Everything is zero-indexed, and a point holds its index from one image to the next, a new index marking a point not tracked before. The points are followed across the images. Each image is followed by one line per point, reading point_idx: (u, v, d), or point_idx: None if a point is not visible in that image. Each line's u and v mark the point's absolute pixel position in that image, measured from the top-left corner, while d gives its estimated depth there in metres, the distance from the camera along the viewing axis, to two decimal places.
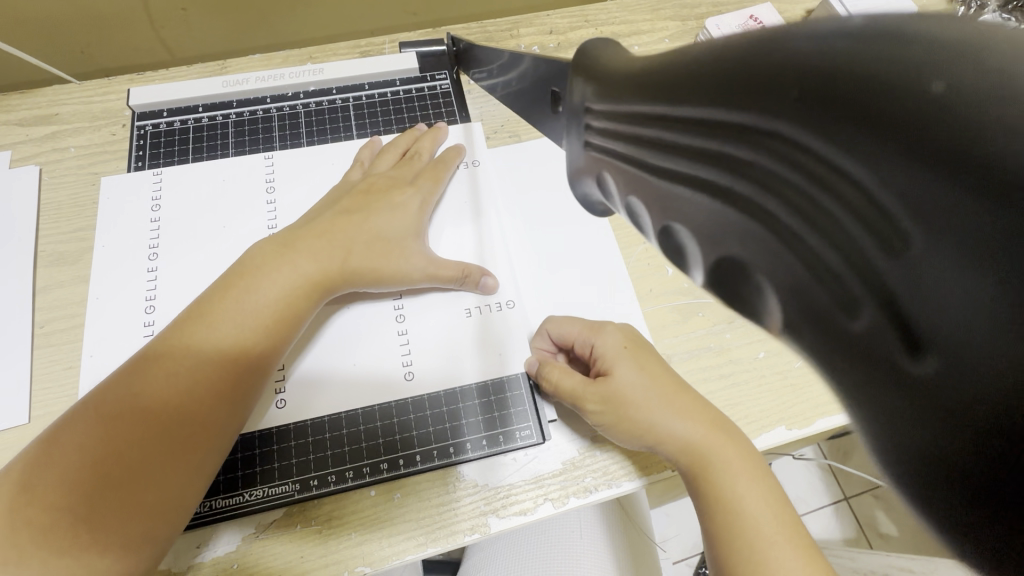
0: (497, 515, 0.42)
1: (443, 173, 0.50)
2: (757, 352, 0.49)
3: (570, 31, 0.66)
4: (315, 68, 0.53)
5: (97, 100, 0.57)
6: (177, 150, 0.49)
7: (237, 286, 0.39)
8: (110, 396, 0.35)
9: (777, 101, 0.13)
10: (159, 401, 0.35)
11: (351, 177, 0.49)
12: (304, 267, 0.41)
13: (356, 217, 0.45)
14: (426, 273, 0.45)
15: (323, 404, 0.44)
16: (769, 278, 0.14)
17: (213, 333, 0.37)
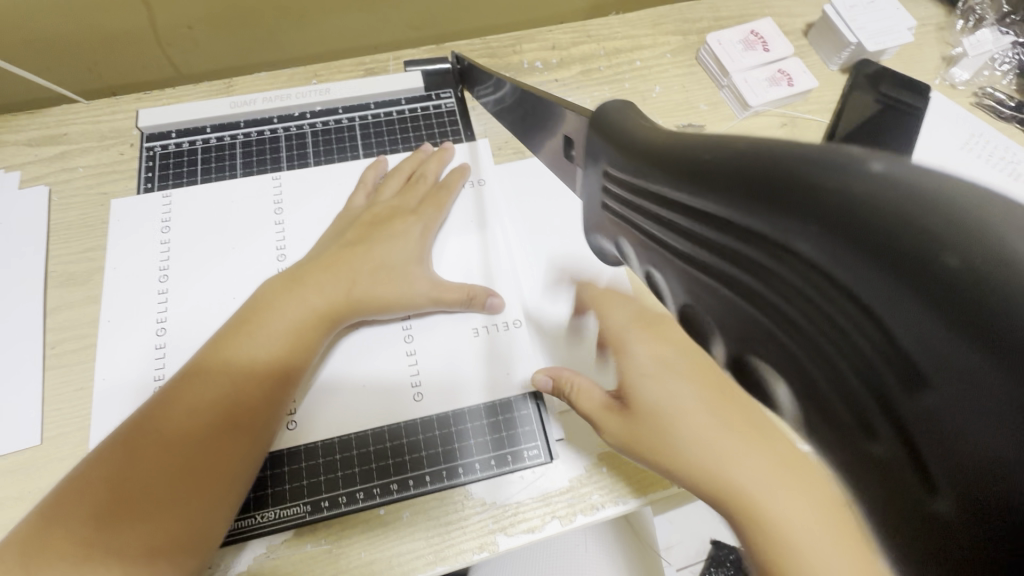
0: (505, 533, 0.42)
1: (445, 198, 0.51)
2: None
3: (573, 46, 0.66)
4: (322, 88, 0.53)
5: (105, 120, 0.58)
6: (186, 171, 0.50)
7: (252, 322, 0.41)
8: (136, 432, 0.37)
9: (794, 222, 0.13)
10: (183, 429, 0.37)
11: (355, 204, 0.49)
12: (313, 300, 0.43)
13: (360, 249, 0.46)
14: (433, 295, 0.46)
15: (334, 425, 0.44)
16: (795, 385, 0.14)
17: (234, 363, 0.40)
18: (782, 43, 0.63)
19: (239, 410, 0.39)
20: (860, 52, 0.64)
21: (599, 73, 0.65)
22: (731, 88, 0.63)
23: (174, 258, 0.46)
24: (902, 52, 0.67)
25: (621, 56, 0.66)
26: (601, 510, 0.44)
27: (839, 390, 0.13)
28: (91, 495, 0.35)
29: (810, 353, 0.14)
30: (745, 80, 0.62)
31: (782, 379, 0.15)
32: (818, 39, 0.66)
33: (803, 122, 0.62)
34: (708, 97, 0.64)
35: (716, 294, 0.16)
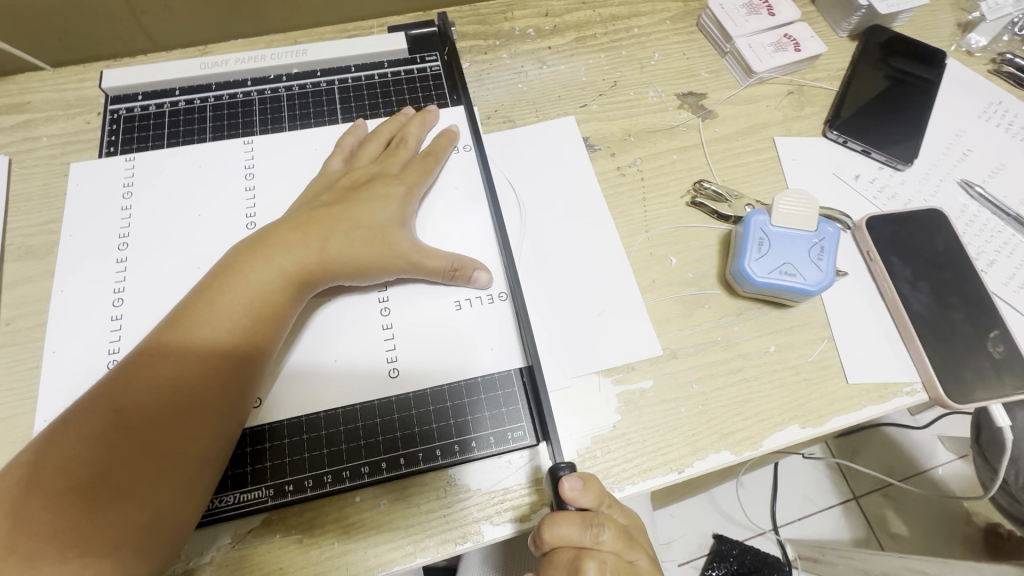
0: (491, 522, 0.39)
1: (431, 163, 0.47)
2: (767, 346, 0.46)
3: (567, 13, 0.63)
4: (298, 50, 0.50)
5: (71, 88, 0.55)
6: (152, 136, 0.47)
7: (213, 290, 0.38)
8: (89, 414, 0.34)
9: None
10: (139, 408, 0.34)
11: (331, 168, 0.46)
12: (281, 264, 0.39)
13: (337, 209, 0.42)
14: (415, 264, 0.42)
15: (304, 403, 0.41)
16: None
17: (196, 333, 0.36)
18: (787, 7, 0.60)
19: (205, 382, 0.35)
20: (871, 16, 0.60)
21: (594, 41, 0.61)
22: (734, 55, 0.59)
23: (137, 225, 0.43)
24: (915, 18, 0.64)
25: (618, 23, 0.62)
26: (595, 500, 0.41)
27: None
28: (41, 490, 0.32)
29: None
30: (748, 46, 0.58)
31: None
32: (825, 5, 0.63)
33: (810, 90, 0.59)
34: (710, 65, 0.60)
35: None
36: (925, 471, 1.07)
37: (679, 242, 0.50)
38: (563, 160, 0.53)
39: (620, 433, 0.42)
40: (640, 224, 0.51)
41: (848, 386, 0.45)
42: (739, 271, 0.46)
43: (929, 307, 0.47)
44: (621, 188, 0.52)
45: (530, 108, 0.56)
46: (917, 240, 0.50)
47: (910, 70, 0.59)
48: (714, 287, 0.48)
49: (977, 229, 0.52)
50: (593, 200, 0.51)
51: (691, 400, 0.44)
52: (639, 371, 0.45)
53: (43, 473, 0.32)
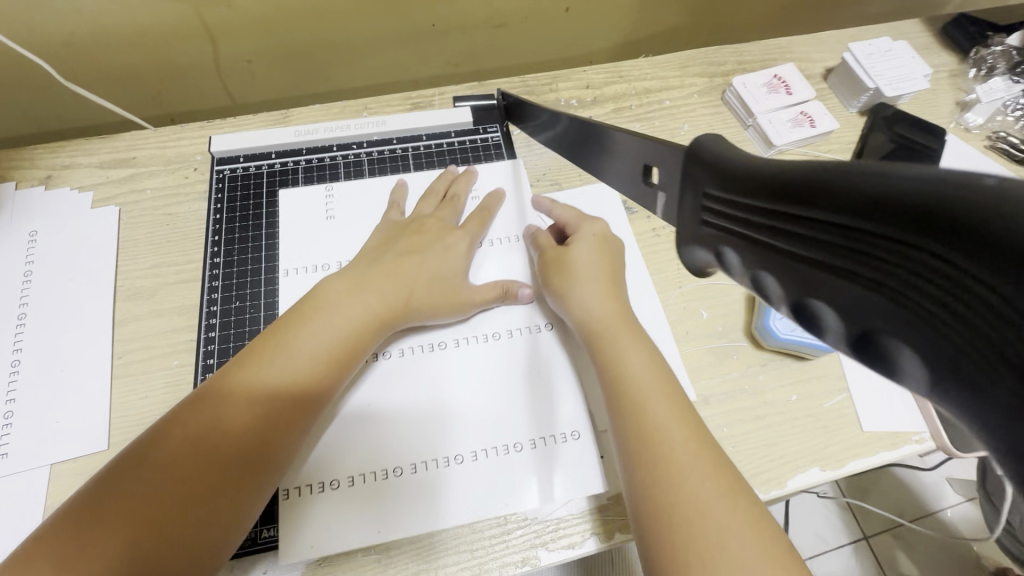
0: (547, 547, 0.44)
1: (487, 217, 0.55)
2: (790, 395, 0.52)
3: (605, 85, 0.70)
4: (378, 121, 0.58)
5: (171, 146, 0.62)
6: (253, 194, 0.54)
7: (308, 320, 0.44)
8: (193, 421, 0.39)
9: (918, 226, 0.16)
10: (241, 427, 0.39)
11: (391, 218, 0.53)
12: (371, 304, 0.46)
13: (414, 258, 0.50)
14: (476, 301, 0.50)
15: (392, 421, 0.47)
16: (922, 346, 0.17)
17: (294, 363, 0.42)
18: (802, 87, 0.67)
19: (271, 406, 0.41)
20: (877, 97, 0.68)
21: (630, 111, 0.68)
22: (756, 128, 0.66)
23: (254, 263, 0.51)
24: (918, 97, 0.71)
25: (651, 96, 0.70)
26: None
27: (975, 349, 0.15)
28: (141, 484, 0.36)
29: (921, 310, 0.16)
30: (769, 121, 0.65)
31: (846, 319, 0.19)
32: (837, 84, 0.70)
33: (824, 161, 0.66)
34: (734, 136, 0.67)
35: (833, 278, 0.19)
36: (933, 513, 1.10)
37: (710, 297, 0.56)
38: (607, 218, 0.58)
39: None
40: (674, 280, 0.57)
41: (863, 434, 0.50)
42: (766, 327, 0.52)
43: None
44: (656, 247, 0.58)
45: (574, 172, 0.60)
46: None
47: (914, 138, 0.64)
48: (742, 339, 0.54)
49: None
50: (633, 255, 0.57)
51: (723, 442, 0.49)
52: None
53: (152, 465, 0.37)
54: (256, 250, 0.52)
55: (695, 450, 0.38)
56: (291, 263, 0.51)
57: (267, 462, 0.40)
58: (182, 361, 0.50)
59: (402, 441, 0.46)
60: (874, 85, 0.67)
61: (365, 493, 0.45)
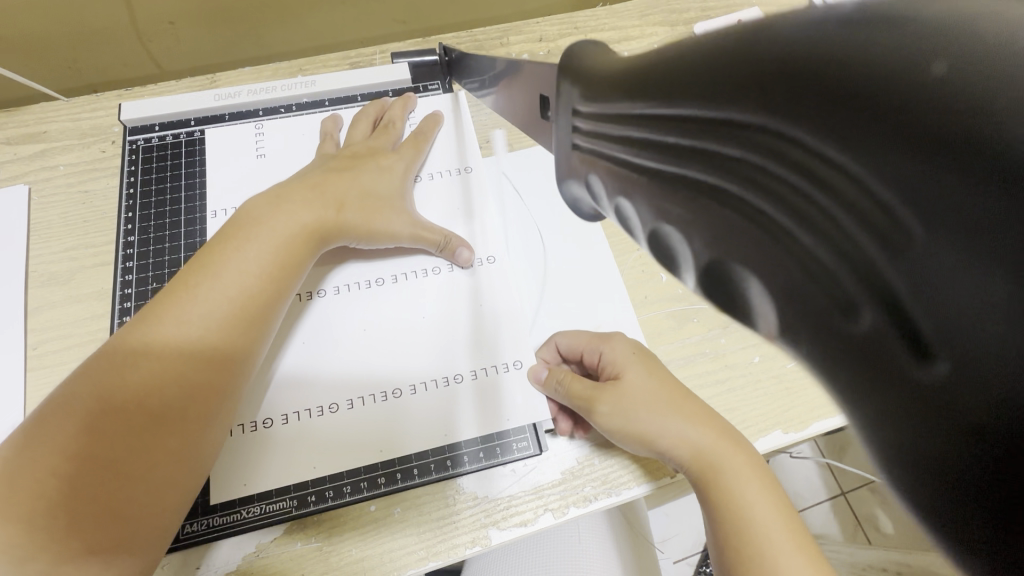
0: (498, 526, 0.42)
1: (424, 143, 0.52)
2: (752, 357, 0.49)
3: (559, 38, 0.66)
4: (308, 80, 0.53)
5: (85, 117, 0.57)
6: (170, 166, 0.49)
7: (235, 239, 0.40)
8: (123, 346, 0.35)
9: (799, 99, 0.12)
10: (171, 345, 0.35)
11: (325, 151, 0.49)
12: (301, 217, 0.42)
13: (347, 175, 0.46)
14: (413, 231, 0.47)
15: (333, 358, 0.45)
16: (773, 282, 0.12)
17: (228, 276, 0.38)
18: None
19: (207, 330, 0.37)
20: None
21: None
22: None
23: (173, 224, 0.47)
24: None
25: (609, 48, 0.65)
26: None
27: (814, 267, 0.11)
28: (66, 408, 0.33)
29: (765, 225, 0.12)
30: None
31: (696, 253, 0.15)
32: None
33: None
34: None
35: (673, 189, 0.15)
36: None
37: None
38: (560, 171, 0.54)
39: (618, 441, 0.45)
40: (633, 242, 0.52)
41: None
42: None
43: None
44: None
45: None
46: None
47: None
48: None
49: None
50: None
51: None
52: None
53: (80, 393, 0.33)
54: (175, 226, 0.47)
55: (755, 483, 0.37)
56: (220, 205, 0.48)
57: (217, 381, 0.36)
58: None
59: (338, 377, 0.44)
60: None
61: (301, 431, 0.42)
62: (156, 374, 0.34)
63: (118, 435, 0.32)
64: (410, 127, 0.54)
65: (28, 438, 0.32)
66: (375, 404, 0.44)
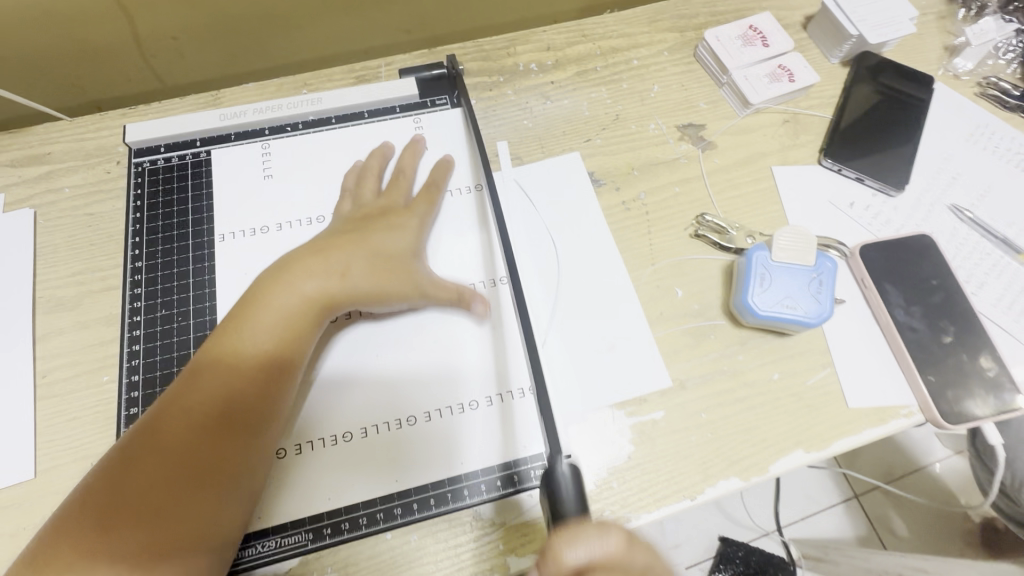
0: (518, 554, 0.41)
1: (436, 195, 0.50)
2: (772, 374, 0.48)
3: (567, 46, 0.64)
4: (314, 98, 0.52)
5: (90, 137, 0.56)
6: (176, 188, 0.48)
7: (254, 301, 0.41)
8: (164, 410, 0.38)
9: None
10: (203, 408, 0.38)
11: (341, 211, 0.47)
12: (307, 289, 0.41)
13: (358, 240, 0.44)
14: (431, 283, 0.45)
15: (345, 390, 0.44)
16: None
17: (248, 343, 0.40)
18: (782, 38, 0.61)
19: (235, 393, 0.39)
20: (860, 44, 0.62)
21: (595, 74, 0.63)
22: (731, 86, 0.61)
23: (180, 248, 0.46)
24: (905, 43, 0.66)
25: (618, 56, 0.64)
26: (626, 452, 0.45)
27: None
28: (118, 468, 0.36)
29: None
30: (745, 78, 0.60)
31: None
32: (816, 32, 0.65)
33: (805, 118, 0.61)
34: (708, 96, 0.62)
35: None
36: (924, 468, 1.10)
37: (685, 274, 0.52)
38: (567, 192, 0.55)
39: (635, 464, 0.45)
40: (648, 256, 0.53)
41: (848, 411, 0.48)
42: (744, 304, 0.48)
43: (921, 332, 0.50)
44: (626, 222, 0.54)
45: (536, 145, 0.58)
46: (909, 266, 0.52)
47: (899, 87, 0.62)
48: (719, 318, 0.50)
49: (967, 251, 0.55)
50: (603, 234, 0.53)
51: (701, 429, 0.46)
52: (651, 403, 0.47)
53: (129, 455, 0.36)
54: (182, 250, 0.46)
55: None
56: (228, 228, 0.47)
57: (246, 439, 0.38)
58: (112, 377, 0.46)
59: (352, 405, 0.44)
60: (857, 32, 0.61)
61: (316, 460, 0.42)
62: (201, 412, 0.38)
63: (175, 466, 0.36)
64: (421, 174, 0.51)
65: (90, 497, 0.35)
66: (390, 433, 0.43)
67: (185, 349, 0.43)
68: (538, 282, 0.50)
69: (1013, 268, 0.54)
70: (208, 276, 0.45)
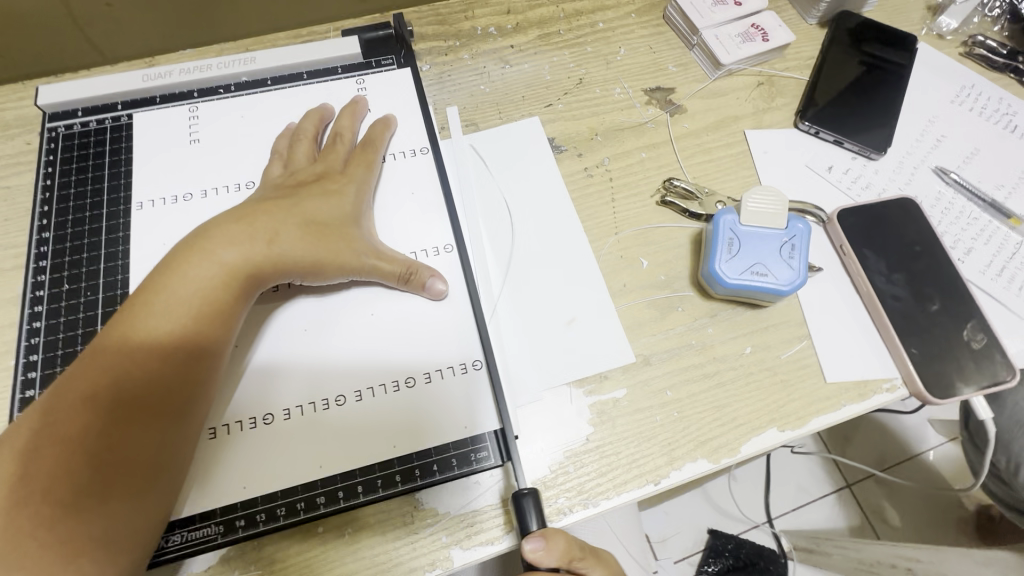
0: (461, 546, 0.37)
1: (373, 157, 0.45)
2: (743, 348, 0.45)
3: (529, 9, 0.60)
4: (246, 58, 0.48)
5: (11, 107, 0.52)
6: (92, 154, 0.44)
7: (180, 268, 0.36)
8: (75, 392, 0.33)
9: None
10: (123, 392, 0.33)
11: (271, 174, 0.43)
12: (228, 256, 0.37)
13: (287, 203, 0.40)
14: (369, 253, 0.41)
15: (269, 369, 0.40)
16: None
17: (172, 313, 0.35)
18: None
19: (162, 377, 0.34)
20: (839, 3, 0.59)
21: (558, 38, 0.59)
22: (701, 47, 0.57)
23: (94, 218, 0.42)
24: (886, 3, 0.62)
25: (582, 19, 0.60)
26: (584, 435, 0.41)
27: None
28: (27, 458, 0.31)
29: None
30: (716, 37, 0.56)
31: None
32: None
33: (781, 81, 0.57)
34: (678, 58, 0.58)
35: None
36: (917, 456, 1.07)
37: (650, 244, 0.48)
38: (524, 160, 0.51)
39: (593, 446, 0.41)
40: (610, 226, 0.49)
41: (826, 386, 0.44)
42: (711, 273, 0.44)
43: (905, 301, 0.46)
44: (589, 191, 0.51)
45: (494, 110, 0.54)
46: (891, 231, 0.49)
47: (879, 46, 0.58)
48: (687, 289, 0.47)
49: (953, 216, 0.51)
50: (561, 203, 0.49)
51: (667, 408, 0.42)
52: (612, 381, 0.43)
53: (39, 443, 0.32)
54: (94, 220, 0.42)
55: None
56: (146, 196, 0.43)
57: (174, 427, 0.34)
58: None
59: (275, 383, 0.40)
60: None
61: (232, 445, 0.38)
62: (119, 388, 0.33)
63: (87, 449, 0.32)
64: (361, 136, 0.47)
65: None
66: (316, 413, 0.39)
67: (93, 327, 0.39)
68: (485, 253, 0.47)
69: (1003, 233, 0.51)
70: (122, 247, 0.41)
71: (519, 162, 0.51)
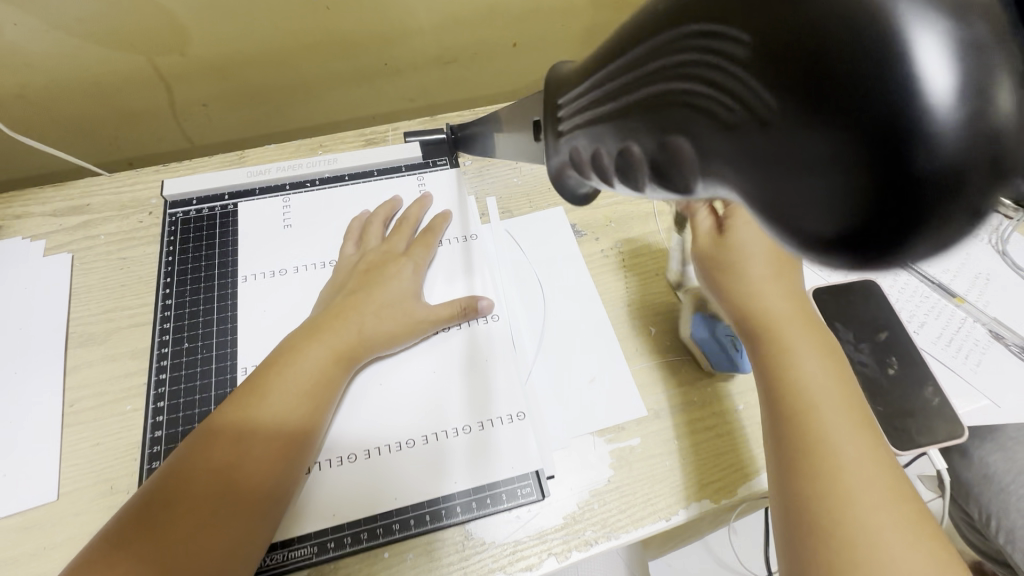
0: (505, 572, 0.45)
1: (432, 241, 0.56)
2: (738, 405, 0.53)
3: None
4: (330, 159, 0.59)
5: (126, 191, 0.62)
6: (205, 235, 0.54)
7: (293, 359, 0.44)
8: (198, 460, 0.39)
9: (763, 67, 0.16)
10: (237, 464, 0.39)
11: (346, 253, 0.54)
12: (329, 343, 0.46)
13: (364, 293, 0.50)
14: (430, 318, 0.51)
15: (344, 416, 0.48)
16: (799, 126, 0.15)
17: (283, 398, 0.42)
18: None
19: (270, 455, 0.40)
20: None
21: None
22: None
23: (206, 288, 0.52)
24: None
25: None
26: (605, 476, 0.49)
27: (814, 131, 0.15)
28: (145, 517, 0.36)
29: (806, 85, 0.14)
30: None
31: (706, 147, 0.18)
32: None
33: None
34: None
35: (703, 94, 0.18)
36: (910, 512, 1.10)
37: (657, 314, 0.58)
38: (551, 240, 0.61)
39: (614, 487, 0.49)
40: (623, 298, 0.59)
41: None
42: (716, 359, 0.52)
43: (871, 367, 0.55)
44: (605, 268, 0.61)
45: (524, 200, 0.64)
46: (856, 307, 0.58)
47: None
48: (688, 354, 0.55)
49: (908, 294, 0.62)
50: (583, 278, 0.59)
51: (673, 454, 0.50)
52: (628, 431, 0.51)
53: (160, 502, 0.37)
54: (208, 290, 0.52)
55: (857, 435, 0.37)
56: (250, 271, 0.53)
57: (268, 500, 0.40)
58: (134, 407, 0.50)
59: (352, 429, 0.48)
60: None
61: (320, 480, 0.46)
62: (247, 447, 0.40)
63: (221, 490, 0.38)
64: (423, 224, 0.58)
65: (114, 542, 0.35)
66: (389, 454, 0.47)
67: (207, 378, 0.48)
68: (519, 319, 0.56)
69: (950, 309, 0.61)
70: (231, 313, 0.51)
71: (547, 242, 0.61)
